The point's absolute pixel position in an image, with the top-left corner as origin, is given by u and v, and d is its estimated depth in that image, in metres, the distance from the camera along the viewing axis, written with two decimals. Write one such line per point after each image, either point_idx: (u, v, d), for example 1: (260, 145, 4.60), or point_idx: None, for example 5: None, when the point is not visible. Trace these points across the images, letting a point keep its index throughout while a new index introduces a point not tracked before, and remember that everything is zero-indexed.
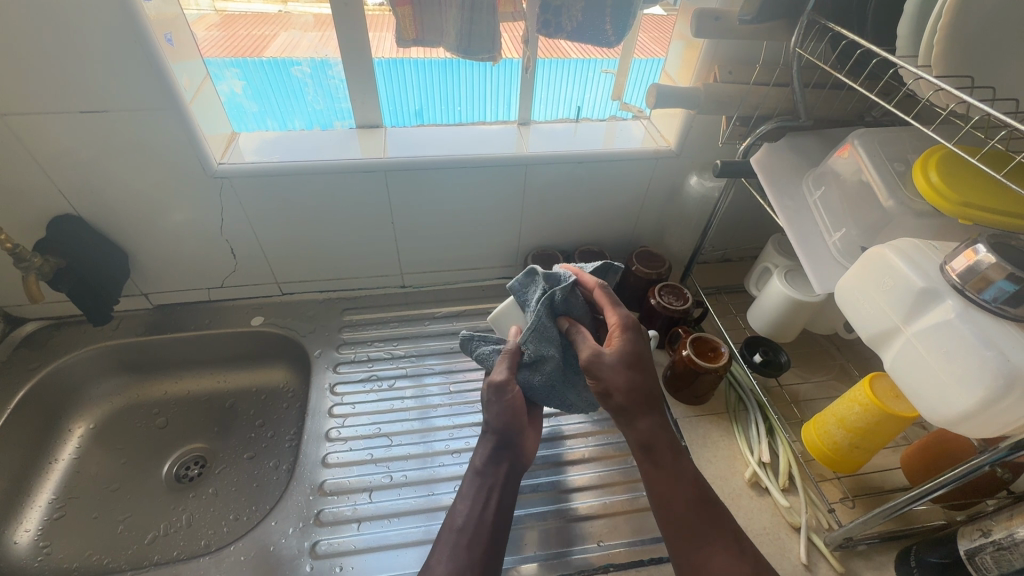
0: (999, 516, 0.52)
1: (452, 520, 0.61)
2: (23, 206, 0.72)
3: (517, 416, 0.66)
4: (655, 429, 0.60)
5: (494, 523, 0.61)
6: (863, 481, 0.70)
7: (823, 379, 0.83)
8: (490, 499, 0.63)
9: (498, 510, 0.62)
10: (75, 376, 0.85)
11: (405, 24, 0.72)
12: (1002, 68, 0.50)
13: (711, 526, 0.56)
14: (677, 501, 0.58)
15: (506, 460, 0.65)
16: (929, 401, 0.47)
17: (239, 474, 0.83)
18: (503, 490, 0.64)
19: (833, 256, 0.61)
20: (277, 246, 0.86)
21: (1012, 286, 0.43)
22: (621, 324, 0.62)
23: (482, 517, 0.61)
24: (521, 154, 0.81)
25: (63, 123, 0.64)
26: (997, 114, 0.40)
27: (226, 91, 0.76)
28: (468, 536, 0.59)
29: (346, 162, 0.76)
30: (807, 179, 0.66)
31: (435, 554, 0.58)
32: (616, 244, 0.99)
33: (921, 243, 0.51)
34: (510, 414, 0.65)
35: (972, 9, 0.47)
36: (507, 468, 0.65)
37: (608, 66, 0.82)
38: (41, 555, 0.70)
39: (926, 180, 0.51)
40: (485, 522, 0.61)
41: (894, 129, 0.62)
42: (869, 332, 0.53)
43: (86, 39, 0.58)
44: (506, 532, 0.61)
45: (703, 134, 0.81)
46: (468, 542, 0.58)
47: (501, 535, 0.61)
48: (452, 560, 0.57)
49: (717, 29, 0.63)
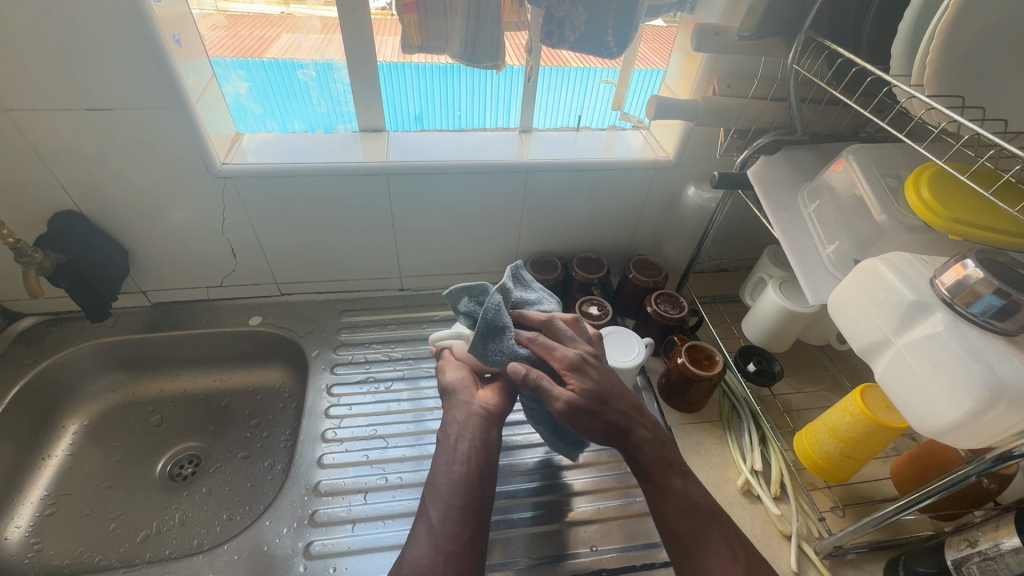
0: (986, 526, 0.53)
1: (431, 490, 0.58)
2: (25, 201, 0.72)
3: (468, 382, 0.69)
4: (650, 442, 0.59)
5: (470, 483, 0.59)
6: (853, 491, 0.71)
7: (816, 389, 0.84)
8: (461, 450, 0.61)
9: (468, 465, 0.60)
10: (72, 372, 0.85)
11: (411, 30, 0.73)
12: (990, 88, 0.52)
13: (700, 534, 0.54)
14: (671, 511, 0.56)
15: (457, 415, 0.65)
16: (918, 412, 0.48)
17: (233, 474, 0.83)
18: (469, 448, 0.62)
19: (826, 268, 0.63)
20: (277, 247, 0.87)
21: (1000, 301, 0.44)
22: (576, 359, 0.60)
23: (449, 476, 0.59)
24: (522, 161, 0.82)
25: (68, 121, 0.65)
26: (986, 133, 0.41)
27: (231, 92, 0.78)
28: (436, 498, 0.58)
29: (348, 164, 0.77)
30: (802, 192, 0.67)
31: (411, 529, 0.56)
32: (614, 251, 1.00)
33: (912, 258, 0.53)
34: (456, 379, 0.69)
35: (964, 32, 0.48)
36: (466, 421, 0.64)
37: (609, 76, 0.84)
38: (32, 552, 0.70)
39: (917, 196, 0.52)
40: (450, 480, 0.59)
41: (888, 146, 0.64)
42: (861, 343, 0.54)
43: (97, 38, 0.59)
44: (486, 492, 0.59)
45: (701, 145, 0.83)
46: (435, 504, 0.57)
47: (478, 495, 0.58)
48: (428, 524, 0.55)
49: (717, 44, 0.65)
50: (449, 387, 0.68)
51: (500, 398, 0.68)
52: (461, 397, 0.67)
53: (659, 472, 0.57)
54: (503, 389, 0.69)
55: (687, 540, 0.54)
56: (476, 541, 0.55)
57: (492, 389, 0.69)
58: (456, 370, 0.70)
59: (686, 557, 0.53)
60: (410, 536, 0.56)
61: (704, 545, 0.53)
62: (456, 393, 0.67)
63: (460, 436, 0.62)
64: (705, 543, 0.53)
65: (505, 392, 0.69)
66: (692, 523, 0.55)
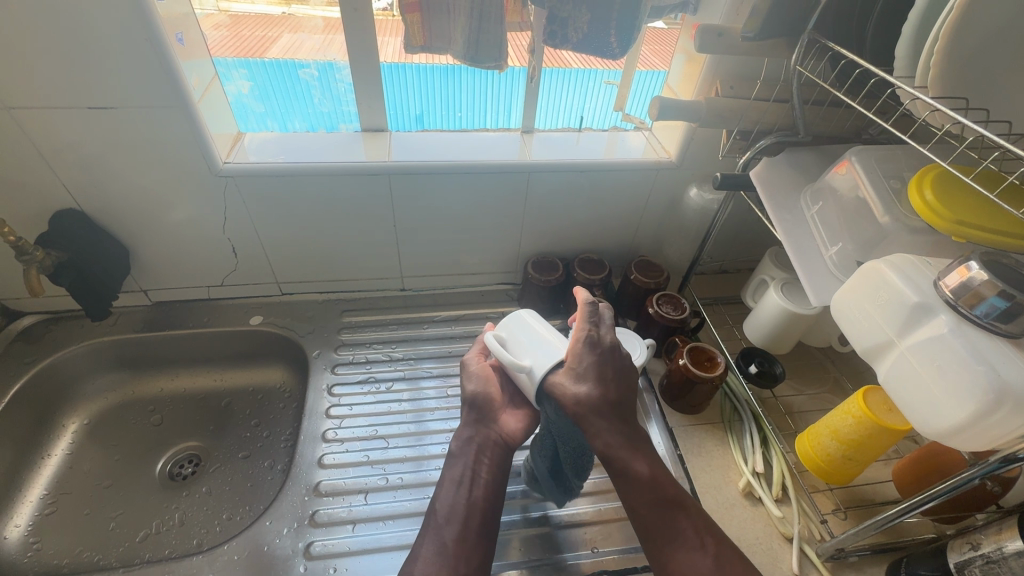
0: (989, 530, 0.53)
1: (442, 508, 0.57)
2: (26, 199, 0.72)
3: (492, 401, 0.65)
4: (614, 436, 0.55)
5: (483, 506, 0.57)
6: (854, 493, 0.71)
7: (817, 392, 0.84)
8: (478, 473, 0.59)
9: (484, 489, 0.59)
10: (72, 371, 0.85)
11: (413, 30, 0.72)
12: (994, 90, 0.52)
13: (666, 526, 0.53)
14: (639, 503, 0.55)
15: (477, 434, 0.62)
16: (922, 414, 0.48)
17: (233, 474, 0.83)
18: (483, 471, 0.60)
19: (829, 269, 0.62)
20: (278, 246, 0.86)
21: (1003, 303, 0.44)
22: (608, 346, 0.58)
23: (464, 497, 0.58)
24: (524, 161, 0.81)
25: (70, 119, 0.65)
26: (990, 135, 0.41)
27: (233, 91, 0.77)
28: (447, 518, 0.56)
29: (349, 164, 0.76)
30: (805, 194, 0.67)
31: (419, 544, 0.55)
32: (615, 252, 1.00)
33: (916, 259, 0.53)
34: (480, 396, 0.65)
35: (968, 33, 0.48)
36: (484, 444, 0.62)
37: (610, 77, 0.84)
38: (31, 551, 0.70)
39: (921, 198, 0.52)
40: (465, 501, 0.57)
41: (891, 148, 0.63)
42: (864, 345, 0.54)
43: (100, 37, 0.59)
44: (496, 518, 0.58)
45: (703, 147, 0.83)
46: (448, 524, 0.56)
47: (488, 519, 0.57)
48: (437, 543, 0.55)
49: (720, 45, 0.65)
50: (478, 399, 0.65)
51: (525, 433, 0.64)
52: (489, 416, 0.64)
53: (624, 466, 0.55)
54: (533, 420, 0.65)
55: (655, 535, 0.53)
56: (486, 566, 0.54)
57: (520, 417, 0.65)
58: (481, 381, 0.66)
59: (659, 551, 0.52)
60: (417, 552, 0.55)
61: (673, 540, 0.52)
62: (486, 409, 0.64)
63: (478, 458, 0.60)
64: (673, 540, 0.52)
65: (532, 426, 0.65)
66: (660, 518, 0.53)
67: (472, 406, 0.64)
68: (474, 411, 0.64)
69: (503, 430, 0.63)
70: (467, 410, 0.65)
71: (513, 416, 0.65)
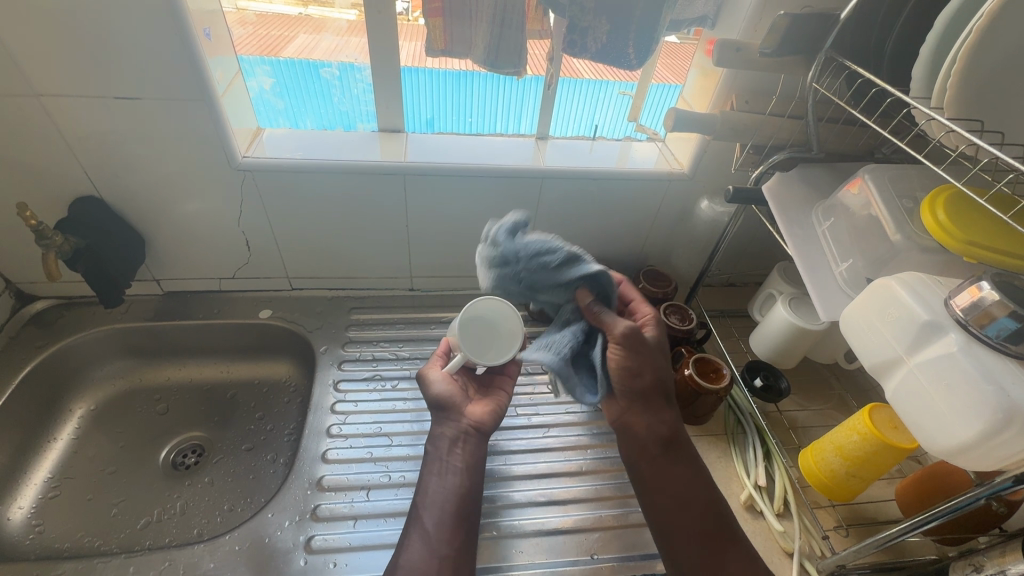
0: (992, 552, 0.53)
1: (424, 497, 0.60)
2: (47, 185, 0.73)
3: (451, 401, 0.65)
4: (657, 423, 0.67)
5: (464, 491, 0.60)
6: (857, 511, 0.71)
7: (821, 408, 0.84)
8: (455, 460, 0.62)
9: (462, 476, 0.61)
10: (82, 356, 0.86)
11: (435, 34, 0.73)
12: (1008, 115, 0.53)
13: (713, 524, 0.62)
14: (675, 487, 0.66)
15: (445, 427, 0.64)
16: (930, 432, 0.48)
17: (236, 466, 0.83)
18: (458, 459, 0.62)
19: (839, 287, 0.63)
20: (290, 241, 0.87)
21: (1014, 324, 0.44)
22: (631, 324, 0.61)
23: (443, 486, 0.60)
24: (537, 167, 0.82)
25: (96, 108, 0.66)
26: (1005, 157, 0.41)
27: (255, 87, 0.79)
28: (429, 507, 0.59)
29: (366, 163, 0.77)
30: (817, 210, 0.68)
31: (403, 534, 0.58)
32: (625, 261, 1.01)
33: (926, 277, 0.53)
34: (444, 394, 0.65)
35: (986, 55, 0.49)
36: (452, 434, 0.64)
37: (625, 88, 0.85)
38: (33, 534, 0.70)
39: (933, 217, 0.52)
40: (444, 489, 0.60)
41: (904, 167, 0.64)
42: (872, 361, 0.54)
43: (132, 30, 0.61)
44: (478, 499, 0.61)
45: (716, 160, 0.83)
46: (430, 511, 0.58)
47: (470, 501, 0.60)
48: (421, 531, 0.57)
49: (739, 59, 0.65)
50: (441, 400, 0.65)
51: (493, 417, 0.66)
52: (455, 410, 0.65)
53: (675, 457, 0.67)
54: (499, 403, 0.68)
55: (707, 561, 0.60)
56: (470, 545, 0.58)
57: (484, 405, 0.68)
58: (445, 381, 0.66)
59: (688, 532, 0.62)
60: (403, 542, 0.57)
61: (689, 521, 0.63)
62: (451, 406, 0.65)
63: (451, 450, 0.62)
64: (714, 532, 0.62)
65: (497, 410, 0.67)
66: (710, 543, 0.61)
67: (435, 408, 0.65)
68: (439, 412, 0.65)
69: (466, 415, 0.65)
70: (432, 412, 0.66)
71: (477, 406, 0.67)
